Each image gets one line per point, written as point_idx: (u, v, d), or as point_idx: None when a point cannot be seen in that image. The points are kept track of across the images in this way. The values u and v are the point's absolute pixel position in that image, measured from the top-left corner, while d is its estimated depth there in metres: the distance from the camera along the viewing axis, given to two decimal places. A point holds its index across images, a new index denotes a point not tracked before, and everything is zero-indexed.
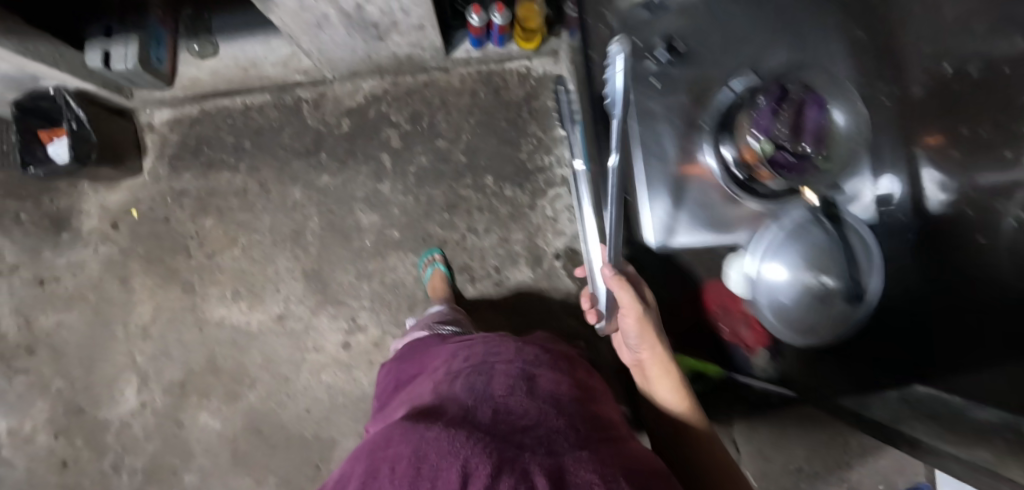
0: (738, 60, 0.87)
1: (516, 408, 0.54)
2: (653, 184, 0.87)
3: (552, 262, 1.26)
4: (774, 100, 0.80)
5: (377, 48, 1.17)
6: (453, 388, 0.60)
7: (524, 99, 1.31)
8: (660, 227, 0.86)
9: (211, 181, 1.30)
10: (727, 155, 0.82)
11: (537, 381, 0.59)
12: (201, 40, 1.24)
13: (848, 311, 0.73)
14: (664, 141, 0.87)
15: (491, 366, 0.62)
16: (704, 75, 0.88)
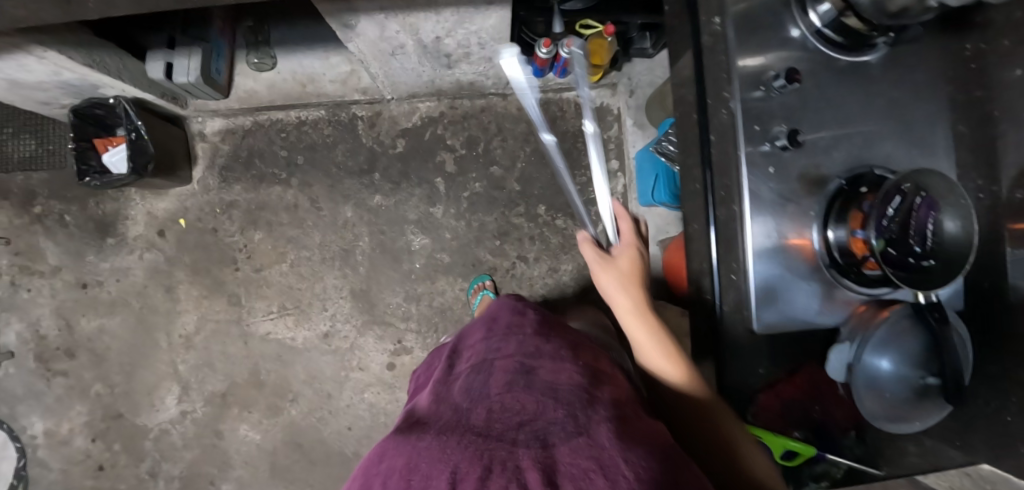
0: (859, 134, 0.63)
1: (511, 408, 0.53)
2: (758, 232, 0.63)
3: (599, 293, 1.27)
4: (907, 197, 0.56)
5: (443, 75, 1.16)
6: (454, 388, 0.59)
7: (581, 129, 1.32)
8: (759, 298, 0.63)
9: (262, 194, 1.29)
10: (831, 240, 0.63)
11: (534, 372, 0.56)
12: (260, 54, 1.21)
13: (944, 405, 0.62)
14: (774, 205, 0.63)
15: (489, 361, 0.59)
16: (824, 152, 0.63)
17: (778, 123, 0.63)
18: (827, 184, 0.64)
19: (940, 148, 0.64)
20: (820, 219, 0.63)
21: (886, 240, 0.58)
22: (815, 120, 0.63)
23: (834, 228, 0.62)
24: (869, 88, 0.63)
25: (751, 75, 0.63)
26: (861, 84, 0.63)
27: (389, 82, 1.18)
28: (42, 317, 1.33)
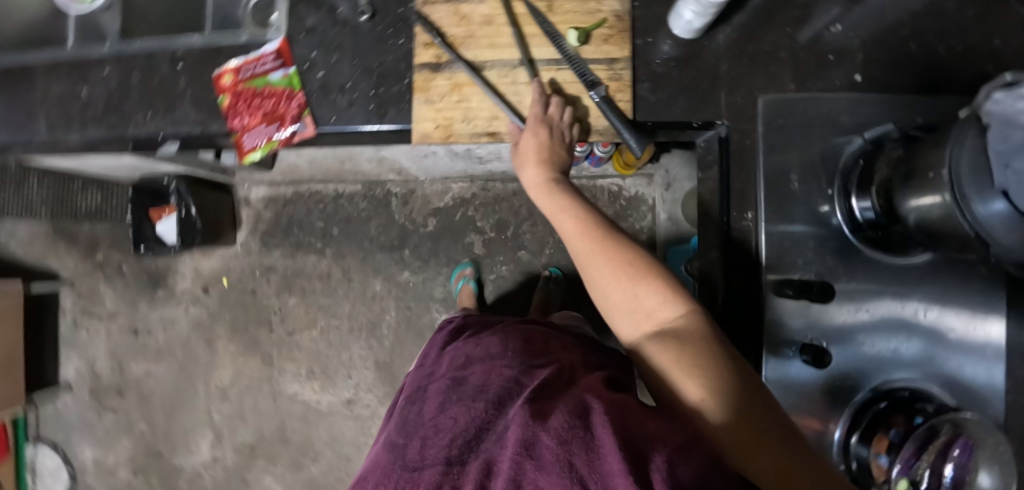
0: (896, 345, 0.62)
1: (443, 432, 0.45)
2: None
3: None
4: (922, 440, 0.53)
5: (476, 167, 1.16)
6: (395, 432, 0.52)
7: (614, 218, 1.31)
8: None
9: (299, 262, 1.35)
10: (853, 445, 0.60)
11: (465, 380, 0.50)
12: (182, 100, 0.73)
13: None
14: (802, 394, 0.62)
15: (424, 391, 0.53)
16: (850, 360, 0.62)
17: (803, 331, 0.62)
18: (854, 393, 0.62)
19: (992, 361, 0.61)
20: (849, 424, 0.61)
21: (910, 479, 0.53)
22: (850, 330, 0.62)
23: (860, 441, 0.59)
24: (913, 302, 0.62)
25: (782, 280, 0.62)
26: (893, 295, 0.62)
27: (424, 167, 1.17)
28: (97, 357, 1.44)
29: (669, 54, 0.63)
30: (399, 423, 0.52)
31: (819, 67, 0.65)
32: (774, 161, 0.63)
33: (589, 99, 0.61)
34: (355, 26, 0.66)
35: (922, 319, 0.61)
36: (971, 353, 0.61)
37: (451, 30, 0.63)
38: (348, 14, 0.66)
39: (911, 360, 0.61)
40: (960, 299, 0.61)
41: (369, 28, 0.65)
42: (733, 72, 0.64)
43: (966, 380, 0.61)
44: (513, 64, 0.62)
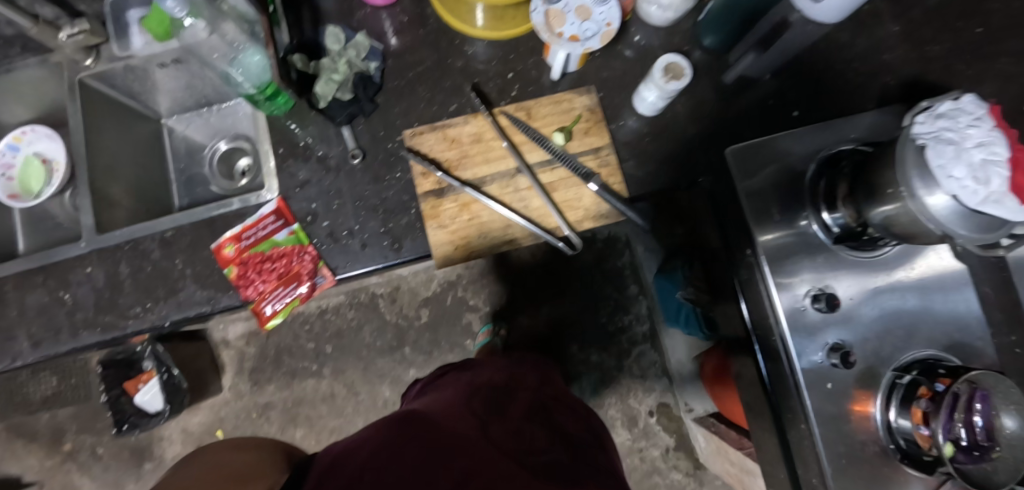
0: (898, 320, 0.61)
1: (521, 436, 0.66)
2: (829, 439, 0.59)
3: (647, 419, 1.33)
4: (952, 402, 0.53)
5: None
6: (474, 396, 0.73)
7: (595, 261, 1.36)
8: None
9: (297, 390, 1.29)
10: (895, 422, 0.58)
11: (546, 421, 0.73)
12: (184, 281, 0.67)
13: None
14: (842, 399, 0.60)
15: (511, 397, 0.76)
16: (868, 349, 0.61)
17: (825, 334, 0.61)
18: (880, 377, 0.60)
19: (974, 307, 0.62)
20: (886, 405, 0.59)
21: (954, 441, 0.52)
22: (855, 319, 0.61)
23: (899, 415, 0.58)
24: (897, 275, 0.62)
25: (793, 296, 0.61)
26: (883, 271, 0.62)
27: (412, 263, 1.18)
28: None
29: (640, 129, 0.71)
30: (487, 396, 0.73)
31: (767, 109, 0.73)
32: (752, 195, 0.63)
33: (588, 189, 0.66)
34: (349, 169, 0.68)
35: (907, 285, 0.62)
36: (955, 304, 0.62)
37: (443, 154, 0.67)
38: (338, 159, 0.68)
39: (914, 329, 0.61)
40: (924, 257, 0.63)
41: (363, 168, 0.68)
42: (699, 131, 0.72)
43: (959, 333, 0.62)
44: (511, 173, 0.67)
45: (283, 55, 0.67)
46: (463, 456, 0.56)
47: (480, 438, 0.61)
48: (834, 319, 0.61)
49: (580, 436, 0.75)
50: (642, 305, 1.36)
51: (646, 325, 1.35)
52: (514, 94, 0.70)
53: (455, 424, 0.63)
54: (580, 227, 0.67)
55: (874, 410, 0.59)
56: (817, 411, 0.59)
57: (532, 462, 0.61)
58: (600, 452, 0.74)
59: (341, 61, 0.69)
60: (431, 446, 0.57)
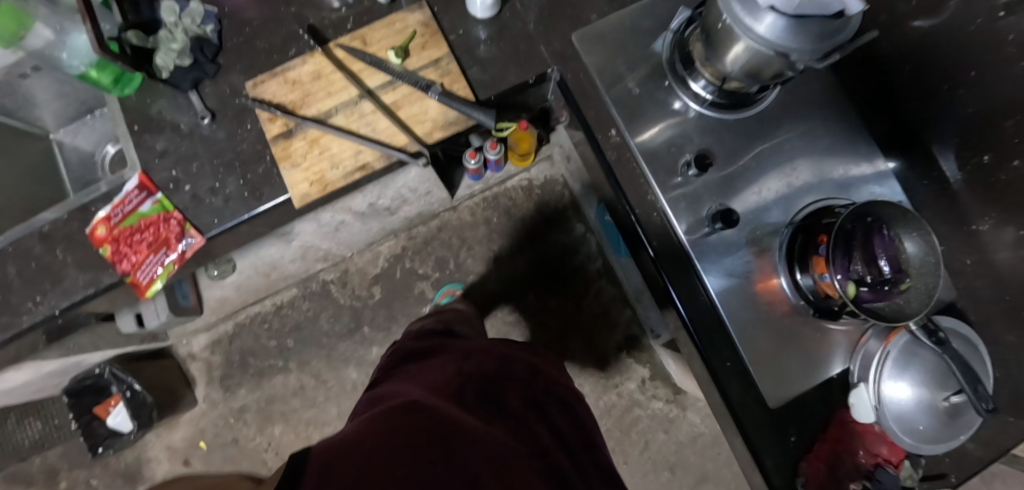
0: (792, 189, 0.70)
1: (523, 435, 0.61)
2: (725, 289, 0.67)
3: (617, 354, 1.30)
4: (846, 243, 0.60)
5: (391, 219, 1.20)
6: (465, 385, 0.66)
7: (536, 208, 1.34)
8: (744, 341, 0.67)
9: (268, 389, 1.30)
10: (800, 281, 0.66)
11: (539, 421, 0.68)
12: (66, 268, 0.68)
13: (963, 418, 0.63)
14: (734, 252, 0.68)
15: (504, 390, 0.70)
16: (758, 211, 0.70)
17: (709, 202, 0.69)
18: (776, 235, 0.69)
19: (862, 175, 0.73)
20: (786, 261, 0.68)
21: (855, 279, 0.60)
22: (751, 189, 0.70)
23: (802, 271, 0.66)
24: (792, 152, 0.71)
25: (672, 167, 0.69)
26: (776, 145, 0.71)
27: (346, 240, 1.18)
28: None
29: (484, 37, 0.70)
30: (480, 387, 0.67)
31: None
32: (607, 83, 0.69)
33: (432, 100, 0.68)
34: (201, 130, 0.68)
35: (807, 164, 0.71)
36: (857, 178, 0.73)
37: (286, 97, 0.67)
38: (189, 124, 0.69)
39: (811, 195, 0.71)
40: (823, 131, 0.72)
41: (214, 127, 0.68)
42: (540, 27, 0.71)
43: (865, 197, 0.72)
44: (354, 100, 0.67)
45: (116, 33, 0.67)
46: (485, 448, 0.51)
47: (491, 434, 0.55)
48: (713, 183, 0.69)
49: (571, 439, 0.70)
50: (592, 243, 1.33)
51: (598, 262, 1.33)
52: (350, 27, 0.71)
53: (462, 413, 0.57)
54: (430, 140, 0.68)
55: (777, 281, 0.68)
56: (715, 287, 0.67)
57: (536, 464, 0.57)
58: (592, 455, 0.71)
59: (171, 32, 0.66)
60: (447, 431, 0.51)
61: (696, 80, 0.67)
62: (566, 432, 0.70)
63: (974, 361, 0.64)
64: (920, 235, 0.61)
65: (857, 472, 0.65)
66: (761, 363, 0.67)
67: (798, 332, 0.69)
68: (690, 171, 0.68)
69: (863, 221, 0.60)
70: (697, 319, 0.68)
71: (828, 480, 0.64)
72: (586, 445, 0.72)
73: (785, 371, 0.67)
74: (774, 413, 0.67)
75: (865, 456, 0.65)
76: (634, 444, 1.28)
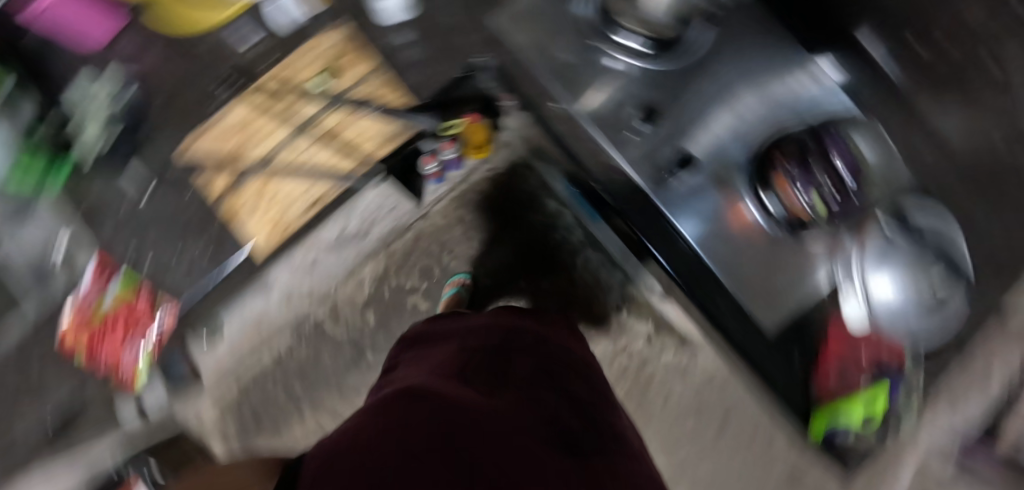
0: (736, 121, 0.79)
1: (530, 407, 0.55)
2: (692, 223, 0.76)
3: (619, 316, 1.29)
4: (801, 164, 0.74)
5: (365, 242, 1.18)
6: (463, 369, 0.61)
7: (506, 194, 1.29)
8: (718, 264, 0.76)
9: (288, 438, 1.29)
10: (768, 203, 0.76)
11: (553, 384, 0.61)
12: (42, 376, 0.66)
13: (945, 295, 0.71)
14: (697, 190, 0.77)
15: (510, 360, 0.65)
16: (709, 148, 0.78)
17: (665, 150, 0.76)
18: (733, 165, 0.78)
19: (793, 95, 0.81)
20: (749, 186, 0.77)
21: (818, 193, 0.73)
22: (699, 128, 0.78)
23: (768, 194, 0.76)
24: (729, 87, 0.79)
25: (625, 125, 0.74)
26: (715, 85, 0.79)
27: (328, 273, 1.18)
28: None
29: (405, 40, 0.67)
30: (483, 363, 0.63)
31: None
32: (542, 63, 0.72)
33: (369, 118, 0.69)
34: (146, 206, 0.66)
35: (744, 96, 0.80)
36: (795, 98, 0.81)
37: (222, 150, 0.66)
38: (130, 202, 0.66)
39: (755, 122, 0.79)
40: (751, 62, 0.80)
41: (156, 205, 0.67)
42: (455, 16, 0.68)
43: (800, 111, 0.81)
44: (291, 138, 0.67)
45: (27, 122, 0.60)
46: (485, 428, 0.45)
47: (492, 412, 0.50)
48: (663, 132, 0.76)
49: (590, 399, 0.63)
50: (570, 213, 1.26)
51: (581, 232, 1.27)
52: (261, 61, 0.66)
53: (459, 396, 0.51)
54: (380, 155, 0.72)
55: (750, 215, 0.77)
56: (691, 230, 0.75)
57: (547, 436, 0.51)
58: (615, 415, 0.64)
59: (81, 90, 0.63)
60: (441, 416, 0.45)
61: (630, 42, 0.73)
62: (584, 391, 0.64)
63: (940, 241, 0.73)
64: (859, 143, 0.78)
65: (862, 374, 0.77)
66: (737, 279, 0.75)
67: (767, 244, 0.78)
68: (643, 124, 0.74)
69: (803, 145, 0.74)
70: (671, 257, 0.77)
71: (832, 388, 0.77)
72: (608, 402, 0.66)
73: (762, 281, 0.76)
74: (750, 324, 0.77)
75: (865, 362, 0.77)
76: (654, 399, 1.29)
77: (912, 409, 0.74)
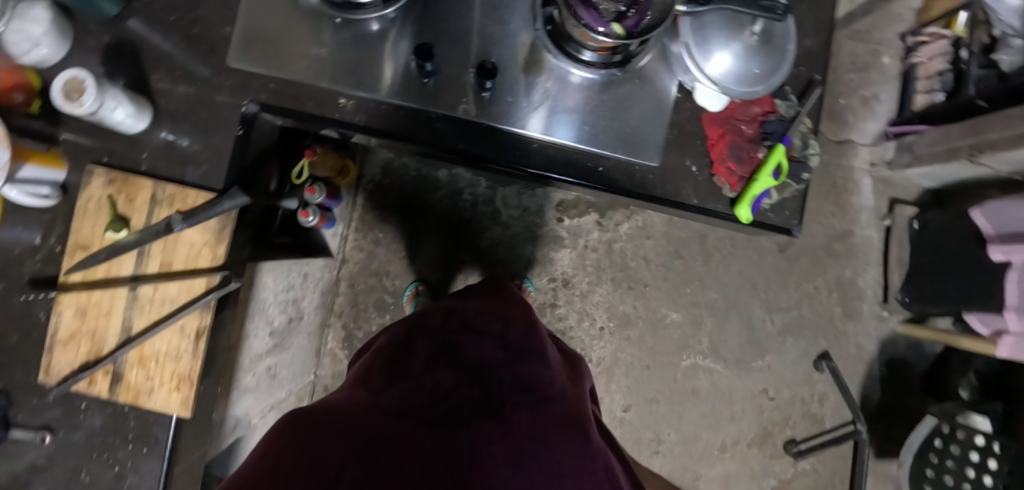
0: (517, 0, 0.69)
1: (424, 390, 0.49)
2: (541, 123, 0.68)
3: (564, 225, 1.21)
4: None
5: (308, 324, 1.10)
6: (370, 370, 0.54)
7: (397, 193, 1.19)
8: (590, 141, 0.68)
9: None
10: (585, 57, 0.65)
11: (457, 353, 0.54)
12: None
13: (775, 32, 0.64)
14: (525, 90, 0.68)
15: (417, 339, 0.57)
16: (508, 44, 0.68)
17: (466, 74, 0.67)
18: (537, 46, 0.68)
19: None
20: (563, 53, 0.66)
21: (613, 21, 0.60)
22: (486, 34, 0.68)
23: (582, 48, 0.64)
24: None
25: (410, 77, 0.67)
26: None
27: (295, 372, 1.08)
28: None
29: (168, 134, 0.67)
30: (387, 355, 0.55)
31: (217, 1, 0.68)
32: (298, 71, 0.67)
33: (185, 231, 0.64)
34: (60, 434, 0.66)
35: None
36: None
37: (82, 353, 0.63)
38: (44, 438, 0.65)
39: None
40: None
41: (63, 415, 0.66)
42: (198, 79, 0.68)
43: None
44: (133, 295, 0.63)
45: None
46: (352, 438, 0.41)
47: (372, 415, 0.45)
48: (448, 61, 0.67)
49: (503, 353, 0.55)
50: (464, 172, 1.20)
51: (480, 180, 1.20)
52: (62, 249, 0.66)
53: (342, 406, 0.47)
54: (219, 256, 0.65)
55: (577, 80, 0.68)
56: (538, 129, 0.68)
57: (436, 420, 0.45)
58: (537, 360, 0.56)
59: None
60: (307, 442, 0.40)
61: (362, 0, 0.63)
62: (496, 348, 0.56)
63: None
64: None
65: (753, 142, 0.71)
66: (618, 142, 0.69)
67: (627, 90, 0.69)
68: (426, 66, 0.64)
69: None
70: (555, 163, 0.70)
71: (741, 170, 0.70)
72: (528, 349, 0.58)
73: (639, 128, 0.69)
74: (665, 168, 0.71)
75: (749, 125, 0.71)
76: (640, 271, 1.22)
77: (809, 144, 0.72)
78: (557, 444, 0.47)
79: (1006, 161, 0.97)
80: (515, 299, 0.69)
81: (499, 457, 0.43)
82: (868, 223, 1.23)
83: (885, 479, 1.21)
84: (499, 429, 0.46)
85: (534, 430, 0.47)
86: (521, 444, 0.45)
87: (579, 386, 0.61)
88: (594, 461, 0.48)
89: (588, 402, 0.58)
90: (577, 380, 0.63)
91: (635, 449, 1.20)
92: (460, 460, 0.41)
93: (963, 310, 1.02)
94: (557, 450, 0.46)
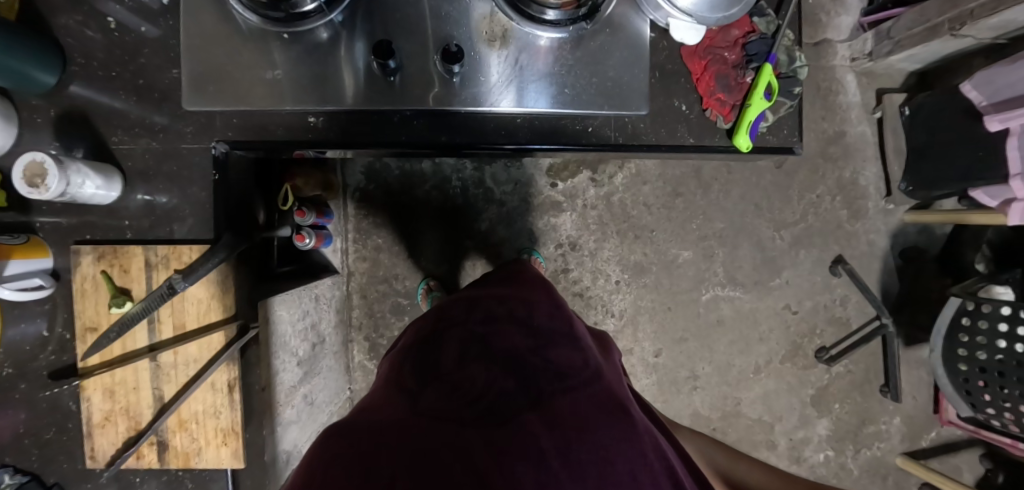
0: None
1: (460, 389, 0.48)
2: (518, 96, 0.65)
3: (557, 191, 1.19)
4: None
5: (331, 344, 1.09)
6: (401, 369, 0.53)
7: (386, 196, 1.17)
8: (571, 102, 0.66)
9: None
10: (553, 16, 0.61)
11: (487, 345, 0.52)
12: None
13: None
14: (493, 63, 0.64)
15: (442, 334, 0.55)
16: (467, 23, 0.64)
17: (431, 64, 0.64)
18: (496, 18, 0.64)
19: None
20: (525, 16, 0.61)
21: None
22: (445, 17, 0.64)
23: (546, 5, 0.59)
24: None
25: (373, 78, 0.64)
26: None
27: (332, 393, 1.10)
28: None
29: (145, 195, 0.64)
30: (415, 355, 0.54)
31: (154, 44, 0.64)
32: (258, 99, 0.63)
33: (189, 289, 0.62)
34: None
35: None
36: None
37: (121, 431, 0.63)
38: None
39: None
40: None
41: None
42: (159, 130, 0.65)
43: None
44: (155, 364, 0.62)
45: None
46: (397, 448, 0.40)
47: (413, 420, 0.44)
48: (409, 56, 0.64)
49: (534, 340, 0.54)
50: (447, 160, 1.17)
51: (466, 163, 1.17)
52: (71, 337, 0.65)
53: (383, 413, 0.46)
54: (230, 307, 0.64)
55: (544, 43, 0.65)
56: (513, 104, 0.65)
57: (478, 420, 0.45)
58: (566, 345, 0.55)
59: None
60: (361, 457, 0.40)
61: (305, 10, 0.59)
62: (525, 334, 0.54)
63: None
64: None
65: (738, 68, 0.68)
66: (602, 97, 0.66)
67: (602, 40, 0.65)
68: (386, 64, 0.61)
69: None
70: (538, 134, 0.68)
71: (731, 99, 0.67)
72: (556, 332, 0.56)
73: (621, 80, 0.66)
74: (654, 114, 0.69)
75: (731, 52, 0.68)
76: (644, 218, 1.21)
77: (796, 57, 0.69)
78: (602, 428, 0.47)
79: (988, 27, 0.94)
80: (534, 284, 0.66)
81: (550, 450, 0.44)
82: (859, 120, 1.22)
83: (916, 363, 1.24)
84: (544, 419, 0.46)
85: (577, 416, 0.47)
86: (569, 434, 0.45)
87: (608, 364, 0.61)
88: (641, 438, 0.49)
89: (620, 380, 0.59)
90: (607, 356, 0.63)
91: (674, 389, 1.23)
92: (510, 458, 0.42)
93: (968, 188, 1.00)
94: (601, 434, 0.47)
